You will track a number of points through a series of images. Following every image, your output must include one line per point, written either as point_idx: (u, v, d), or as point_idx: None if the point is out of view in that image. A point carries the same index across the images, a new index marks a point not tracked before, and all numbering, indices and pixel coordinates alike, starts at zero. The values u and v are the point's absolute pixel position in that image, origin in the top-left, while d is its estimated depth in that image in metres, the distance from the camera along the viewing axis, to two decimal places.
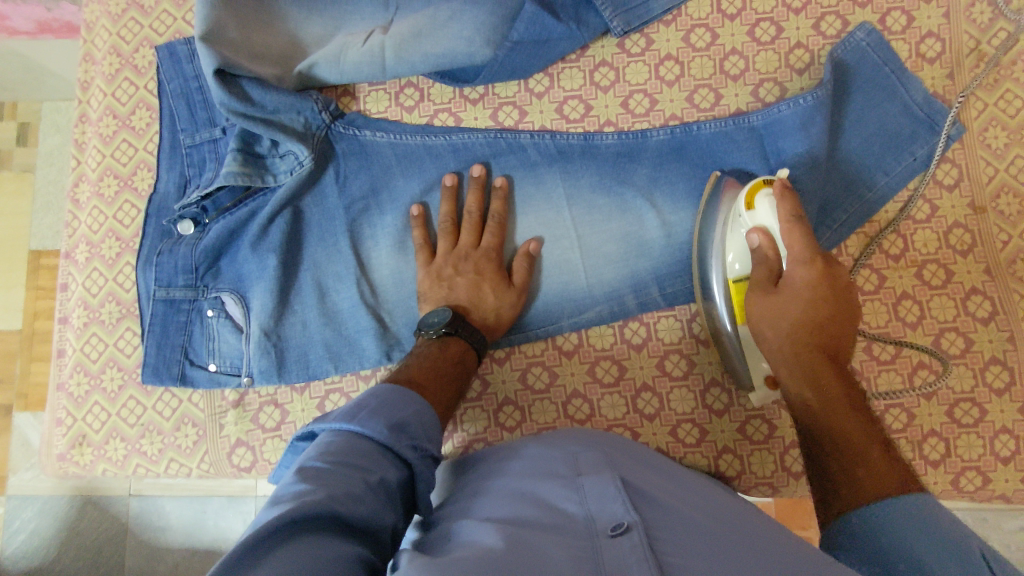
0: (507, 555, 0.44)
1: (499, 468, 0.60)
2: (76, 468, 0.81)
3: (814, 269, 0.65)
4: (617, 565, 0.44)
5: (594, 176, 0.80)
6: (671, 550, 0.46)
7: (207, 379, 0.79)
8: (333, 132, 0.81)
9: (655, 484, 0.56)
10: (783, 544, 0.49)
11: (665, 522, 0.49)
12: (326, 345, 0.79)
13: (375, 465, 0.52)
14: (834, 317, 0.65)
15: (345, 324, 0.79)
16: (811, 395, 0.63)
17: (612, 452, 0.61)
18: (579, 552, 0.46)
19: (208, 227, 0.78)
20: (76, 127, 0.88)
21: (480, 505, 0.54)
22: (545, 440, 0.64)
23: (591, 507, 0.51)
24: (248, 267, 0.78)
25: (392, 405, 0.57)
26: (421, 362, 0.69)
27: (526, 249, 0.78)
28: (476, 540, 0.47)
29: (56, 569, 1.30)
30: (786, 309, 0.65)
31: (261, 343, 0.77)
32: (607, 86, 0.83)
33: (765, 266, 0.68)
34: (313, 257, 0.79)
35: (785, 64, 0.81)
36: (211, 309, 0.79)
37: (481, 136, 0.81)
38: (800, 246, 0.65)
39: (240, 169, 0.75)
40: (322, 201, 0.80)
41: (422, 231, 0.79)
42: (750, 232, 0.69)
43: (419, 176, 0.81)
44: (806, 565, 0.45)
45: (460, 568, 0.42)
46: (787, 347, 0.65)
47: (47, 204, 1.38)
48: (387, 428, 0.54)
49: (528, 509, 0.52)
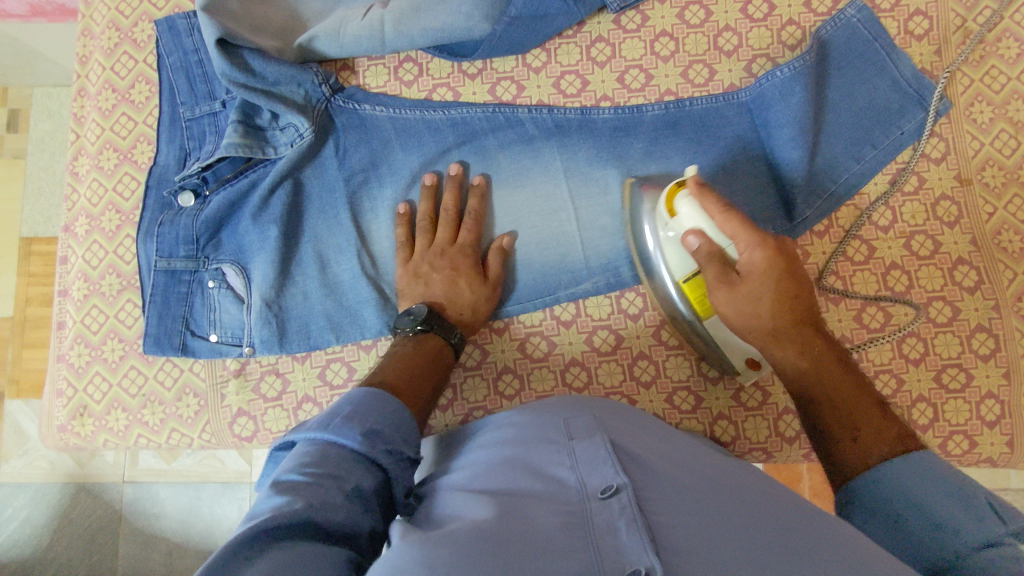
0: (499, 525, 0.45)
1: (491, 439, 0.62)
2: (77, 439, 0.81)
3: (766, 245, 0.62)
4: (608, 528, 0.45)
5: (591, 149, 0.81)
6: (659, 510, 0.47)
7: (208, 350, 0.79)
8: (333, 106, 0.81)
9: (642, 446, 0.56)
10: (772, 500, 0.50)
11: (653, 482, 0.50)
12: (326, 316, 0.80)
13: (348, 474, 0.50)
14: (802, 289, 0.63)
15: (346, 295, 0.80)
16: (807, 368, 0.63)
17: (603, 416, 0.62)
18: (569, 517, 0.47)
19: (208, 198, 0.79)
20: (75, 101, 0.88)
21: (473, 474, 0.56)
22: (537, 408, 0.65)
23: (583, 470, 0.52)
24: (249, 238, 0.79)
25: (367, 409, 0.55)
26: (406, 356, 0.68)
27: (502, 243, 0.79)
28: (467, 512, 0.48)
29: (47, 558, 1.29)
30: (760, 297, 0.63)
31: (263, 313, 0.78)
32: (604, 61, 0.84)
33: (716, 264, 0.64)
34: (315, 229, 0.80)
35: (777, 40, 0.83)
36: (212, 280, 0.79)
37: (480, 111, 0.82)
38: (741, 232, 0.63)
39: (241, 140, 0.76)
40: (322, 173, 0.81)
41: (406, 228, 0.80)
42: (686, 237, 0.66)
43: (418, 150, 0.82)
44: (796, 526, 0.46)
45: (452, 542, 0.43)
46: (773, 335, 0.64)
47: (38, 189, 1.37)
48: (362, 435, 0.52)
49: (520, 475, 0.53)
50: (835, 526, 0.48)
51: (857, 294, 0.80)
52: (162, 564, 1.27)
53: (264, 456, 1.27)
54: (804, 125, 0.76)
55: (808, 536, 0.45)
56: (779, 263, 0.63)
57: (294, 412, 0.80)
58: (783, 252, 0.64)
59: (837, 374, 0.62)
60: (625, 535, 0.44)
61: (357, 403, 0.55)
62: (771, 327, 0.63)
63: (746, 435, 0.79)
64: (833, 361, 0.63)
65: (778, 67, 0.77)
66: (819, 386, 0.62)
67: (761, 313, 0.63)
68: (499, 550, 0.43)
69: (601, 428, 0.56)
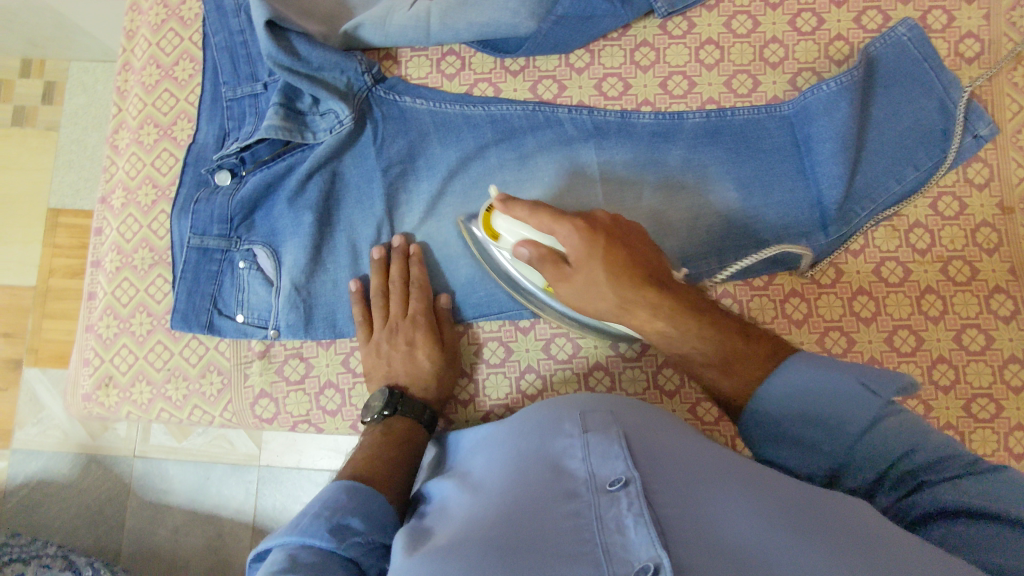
0: (508, 533, 0.45)
1: (502, 433, 0.62)
2: (100, 409, 0.82)
3: (579, 229, 0.63)
4: (616, 523, 0.44)
5: (628, 153, 0.81)
6: (670, 502, 0.46)
7: (235, 330, 0.80)
8: (374, 96, 0.81)
9: (656, 435, 0.56)
10: (789, 490, 0.49)
11: (664, 472, 0.50)
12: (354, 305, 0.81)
13: (320, 571, 0.50)
14: (630, 252, 0.64)
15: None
16: (667, 326, 0.65)
17: (617, 406, 0.61)
18: (577, 510, 0.47)
19: (244, 179, 0.79)
20: (118, 75, 0.89)
21: (483, 476, 0.56)
22: (549, 400, 0.65)
23: (594, 461, 0.51)
24: (283, 221, 0.79)
25: (336, 505, 0.56)
26: (378, 440, 0.69)
27: (442, 303, 0.81)
28: (475, 519, 0.49)
29: (54, 526, 1.30)
30: (596, 279, 0.63)
31: (292, 296, 0.78)
32: (647, 66, 0.84)
33: (552, 263, 0.64)
34: (349, 218, 0.81)
35: (824, 55, 0.82)
36: (243, 261, 0.80)
37: (519, 108, 0.82)
38: (555, 225, 0.64)
39: (281, 123, 0.76)
40: (359, 162, 0.81)
41: (362, 305, 0.79)
42: (516, 250, 0.65)
43: (456, 143, 0.81)
44: (812, 520, 0.45)
45: (457, 554, 0.44)
46: (622, 305, 0.64)
47: (69, 162, 1.39)
48: (330, 530, 0.53)
49: (529, 471, 0.53)
50: (858, 517, 0.46)
51: (888, 316, 0.79)
52: (167, 540, 1.28)
53: (275, 441, 1.28)
54: (847, 141, 0.75)
55: (827, 531, 0.44)
56: (597, 242, 0.63)
57: (316, 397, 0.80)
58: (598, 231, 0.64)
59: (692, 321, 0.64)
60: (632, 530, 0.43)
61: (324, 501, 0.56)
62: (620, 307, 0.64)
63: None
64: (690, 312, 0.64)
65: (826, 81, 0.77)
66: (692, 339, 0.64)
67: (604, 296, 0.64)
68: (503, 556, 0.43)
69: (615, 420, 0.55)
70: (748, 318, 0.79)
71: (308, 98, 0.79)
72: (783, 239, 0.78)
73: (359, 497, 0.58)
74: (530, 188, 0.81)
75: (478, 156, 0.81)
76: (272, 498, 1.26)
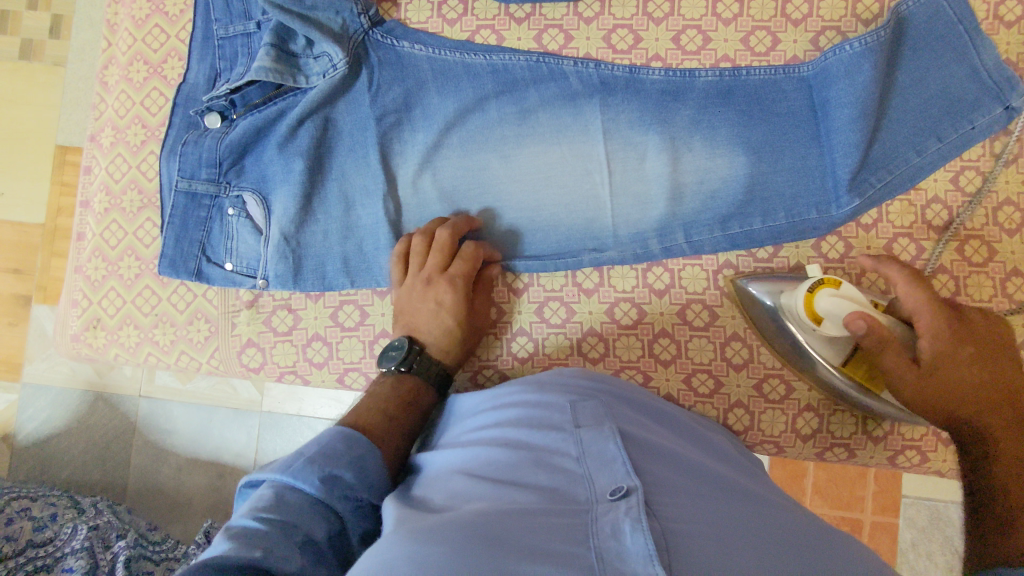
0: (499, 521, 0.43)
1: (494, 416, 0.61)
2: (89, 350, 0.82)
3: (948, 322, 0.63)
4: (612, 527, 0.43)
5: (635, 112, 0.76)
6: (670, 515, 0.45)
7: (223, 278, 0.78)
8: (371, 40, 0.78)
9: (653, 443, 0.55)
10: (782, 518, 0.48)
11: (663, 485, 0.49)
12: (344, 258, 0.78)
13: (301, 519, 0.49)
14: (979, 355, 0.62)
15: (368, 237, 0.78)
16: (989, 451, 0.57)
17: (613, 407, 0.60)
18: (572, 513, 0.45)
19: (235, 122, 0.76)
20: (109, 8, 0.86)
21: (473, 459, 0.55)
22: (542, 386, 0.64)
23: (591, 466, 0.50)
24: (274, 168, 0.76)
25: (330, 452, 0.55)
26: (387, 395, 0.67)
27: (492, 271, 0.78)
28: (465, 507, 0.47)
29: (64, 459, 1.32)
30: (959, 376, 0.61)
31: (281, 246, 0.76)
32: (661, 18, 0.79)
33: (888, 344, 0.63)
34: (342, 167, 0.78)
35: (851, 13, 0.77)
36: (232, 207, 0.77)
37: (523, 58, 0.77)
38: (923, 311, 0.64)
39: (272, 65, 0.72)
40: (354, 110, 0.77)
41: (405, 245, 0.76)
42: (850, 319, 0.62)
43: (455, 93, 0.77)
44: (813, 547, 0.45)
45: (443, 535, 0.42)
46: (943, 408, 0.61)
47: (75, 99, 1.36)
48: (320, 479, 0.52)
49: (523, 464, 0.51)
50: (847, 546, 0.47)
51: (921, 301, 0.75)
52: (170, 479, 1.31)
53: (275, 389, 1.28)
54: (868, 107, 0.70)
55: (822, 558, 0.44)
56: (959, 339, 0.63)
57: (304, 348, 0.79)
58: (971, 332, 0.63)
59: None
60: (628, 537, 0.41)
61: (321, 446, 0.55)
62: (959, 402, 0.61)
63: (761, 427, 0.77)
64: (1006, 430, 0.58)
65: (850, 40, 0.71)
66: (1009, 460, 0.55)
67: (956, 387, 0.61)
68: (492, 543, 0.41)
69: (611, 420, 0.55)
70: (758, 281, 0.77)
71: (302, 39, 0.75)
72: (790, 209, 0.74)
73: (356, 449, 0.56)
74: (530, 145, 0.78)
75: (477, 108, 0.78)
76: (272, 442, 1.28)
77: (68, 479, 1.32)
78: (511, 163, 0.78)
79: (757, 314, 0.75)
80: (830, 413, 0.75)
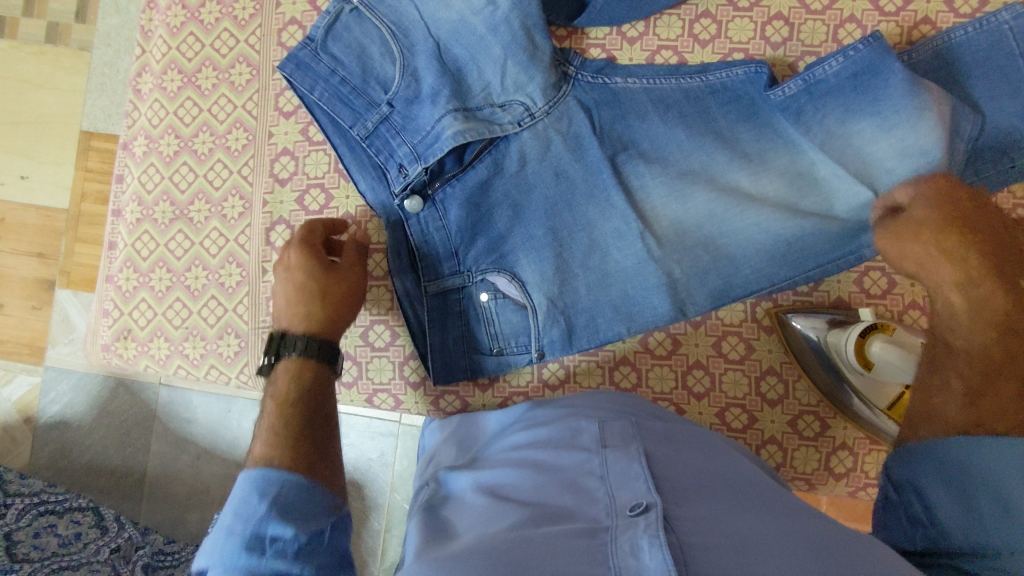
0: (517, 546, 0.43)
1: (528, 440, 0.61)
2: (119, 360, 0.82)
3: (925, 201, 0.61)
4: (630, 546, 0.41)
5: (875, 102, 0.65)
6: (691, 531, 0.43)
7: (496, 359, 0.76)
8: (581, 82, 0.72)
9: (683, 460, 0.54)
10: (818, 524, 0.46)
11: (686, 499, 0.47)
12: (614, 306, 0.72)
13: None
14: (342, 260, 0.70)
15: (630, 282, 0.71)
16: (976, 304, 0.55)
17: (641, 424, 0.59)
18: (593, 532, 0.44)
19: (470, 291, 0.74)
20: (144, 13, 0.84)
21: (502, 481, 0.55)
22: (571, 409, 0.64)
23: (613, 484, 0.49)
24: (514, 239, 0.72)
25: (246, 515, 0.48)
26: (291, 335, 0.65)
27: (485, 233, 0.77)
28: (488, 532, 0.47)
29: (86, 443, 1.34)
30: (923, 257, 0.59)
31: (563, 339, 0.72)
32: (707, 40, 0.77)
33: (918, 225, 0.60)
34: (586, 216, 0.71)
35: (906, 40, 0.74)
36: (486, 292, 0.74)
37: (712, 78, 0.71)
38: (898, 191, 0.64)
39: (465, 126, 0.67)
40: (580, 153, 0.71)
41: None
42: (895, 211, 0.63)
43: (681, 122, 0.71)
44: (843, 554, 0.42)
45: (462, 563, 0.42)
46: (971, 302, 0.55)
47: (101, 86, 1.35)
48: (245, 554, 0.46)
49: (549, 486, 0.51)
50: (877, 551, 0.44)
51: None
52: (190, 466, 1.32)
53: None
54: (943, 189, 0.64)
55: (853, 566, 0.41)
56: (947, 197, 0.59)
57: None
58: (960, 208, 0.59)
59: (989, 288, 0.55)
60: (646, 555, 0.40)
61: (236, 508, 0.48)
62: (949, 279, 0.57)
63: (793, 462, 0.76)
64: (997, 361, 0.51)
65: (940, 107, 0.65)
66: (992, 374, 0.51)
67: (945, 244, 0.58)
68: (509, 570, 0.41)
69: (637, 439, 0.54)
70: (801, 305, 0.75)
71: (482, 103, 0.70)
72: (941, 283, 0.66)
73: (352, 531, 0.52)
74: (794, 163, 0.69)
75: (704, 169, 0.71)
76: None
77: (89, 464, 1.33)
78: (755, 183, 0.70)
79: (797, 351, 0.73)
80: (864, 453, 0.74)
